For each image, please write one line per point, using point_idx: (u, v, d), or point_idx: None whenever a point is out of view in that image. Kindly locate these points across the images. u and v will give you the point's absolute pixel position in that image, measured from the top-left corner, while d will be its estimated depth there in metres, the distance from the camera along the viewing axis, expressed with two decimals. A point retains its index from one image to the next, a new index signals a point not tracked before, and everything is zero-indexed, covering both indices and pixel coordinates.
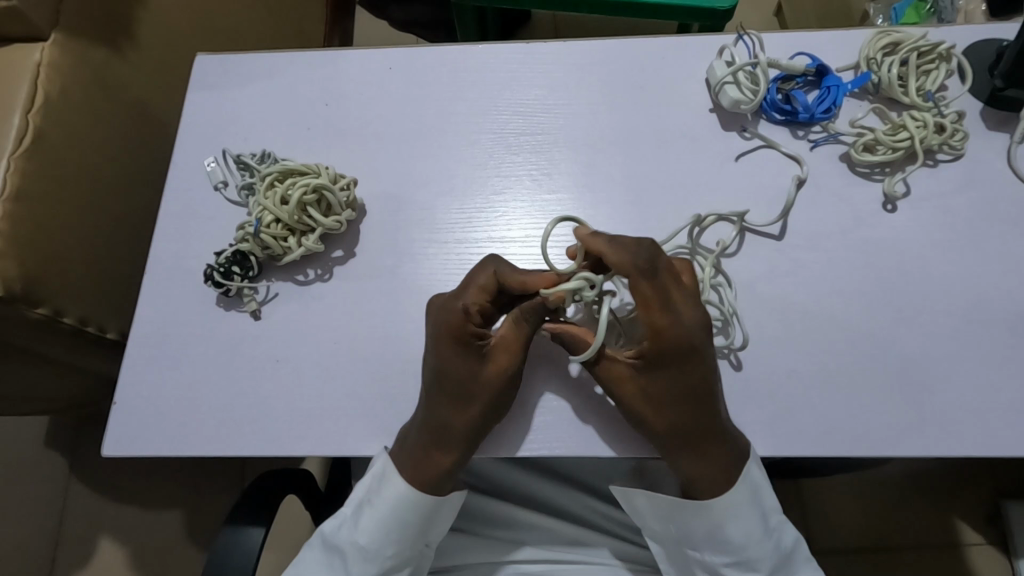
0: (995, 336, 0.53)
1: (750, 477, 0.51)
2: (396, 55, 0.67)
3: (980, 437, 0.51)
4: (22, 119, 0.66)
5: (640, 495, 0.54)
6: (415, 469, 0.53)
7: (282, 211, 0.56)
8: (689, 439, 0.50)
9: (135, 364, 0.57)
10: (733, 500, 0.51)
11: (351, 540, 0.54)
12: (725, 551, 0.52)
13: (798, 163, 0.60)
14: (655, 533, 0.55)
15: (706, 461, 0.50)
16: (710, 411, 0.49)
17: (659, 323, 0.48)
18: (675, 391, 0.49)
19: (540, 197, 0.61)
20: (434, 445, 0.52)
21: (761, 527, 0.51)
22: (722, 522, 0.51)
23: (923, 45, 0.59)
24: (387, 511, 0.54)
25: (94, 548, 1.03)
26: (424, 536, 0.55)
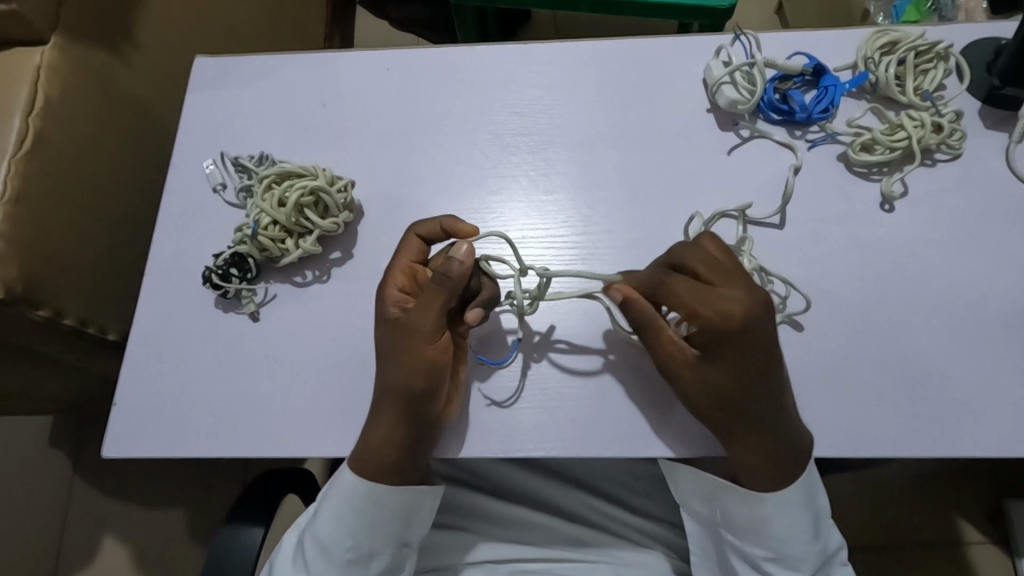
0: (995, 336, 0.53)
1: (808, 476, 0.51)
2: (394, 57, 0.67)
3: (979, 437, 0.51)
4: (21, 122, 0.66)
5: (684, 471, 0.54)
6: (363, 459, 0.52)
7: (280, 214, 0.56)
8: (736, 429, 0.49)
9: (135, 366, 0.58)
10: (787, 498, 0.50)
11: (313, 534, 0.54)
12: (765, 544, 0.52)
13: (792, 151, 0.60)
14: (696, 514, 0.56)
15: (763, 455, 0.49)
16: (767, 405, 0.48)
17: (702, 316, 0.48)
18: (732, 377, 0.48)
19: (537, 198, 0.61)
20: (389, 428, 0.51)
21: (810, 527, 0.51)
22: (769, 517, 0.51)
23: (921, 45, 0.59)
24: (346, 501, 0.53)
25: (97, 547, 1.04)
26: (398, 531, 0.54)
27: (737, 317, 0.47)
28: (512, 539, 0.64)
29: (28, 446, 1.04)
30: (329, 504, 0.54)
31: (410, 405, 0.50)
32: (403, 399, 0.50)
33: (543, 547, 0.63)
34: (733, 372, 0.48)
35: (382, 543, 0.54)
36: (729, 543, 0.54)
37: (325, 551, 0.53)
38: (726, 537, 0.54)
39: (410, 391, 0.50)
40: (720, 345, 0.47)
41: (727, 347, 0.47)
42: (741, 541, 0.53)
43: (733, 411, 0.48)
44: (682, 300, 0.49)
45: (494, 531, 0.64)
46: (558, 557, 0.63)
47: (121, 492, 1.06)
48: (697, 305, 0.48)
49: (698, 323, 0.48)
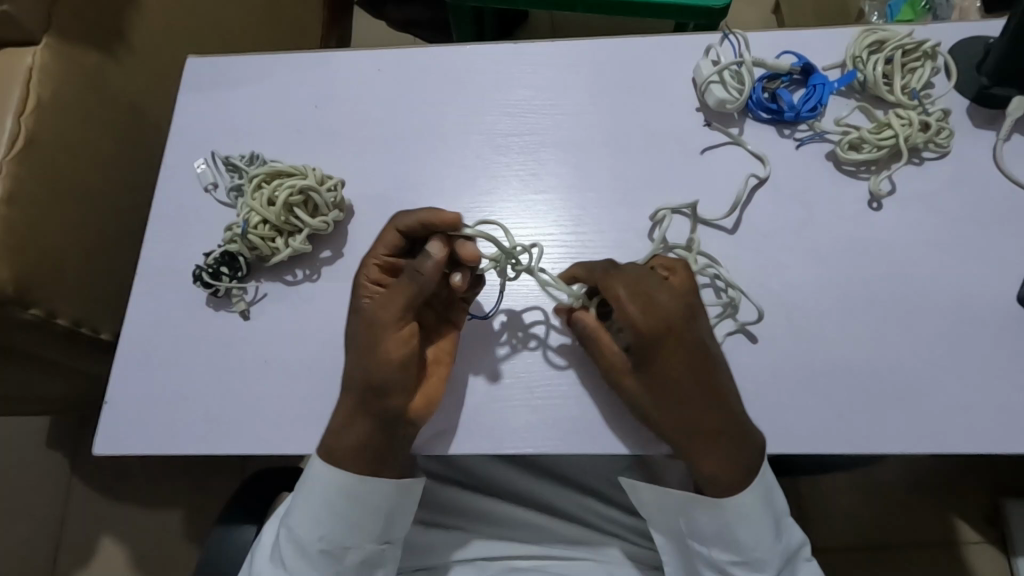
0: (982, 334, 0.53)
1: (764, 478, 0.52)
2: (386, 57, 0.67)
3: (965, 434, 0.51)
4: (14, 122, 0.67)
5: (644, 486, 0.55)
6: (345, 456, 0.53)
7: (270, 213, 0.57)
8: (707, 440, 0.50)
9: (126, 365, 0.58)
10: (748, 502, 0.51)
11: (290, 529, 0.55)
12: (733, 550, 0.52)
13: (760, 162, 0.60)
14: (657, 526, 0.56)
15: (729, 460, 0.50)
16: (716, 403, 0.50)
17: (632, 317, 0.49)
18: (685, 381, 0.50)
19: (527, 197, 0.61)
20: (358, 418, 0.51)
21: (771, 530, 0.52)
22: (733, 521, 0.51)
23: (908, 44, 0.60)
24: (320, 497, 0.54)
25: (95, 546, 1.04)
26: (377, 527, 0.55)
27: (661, 314, 0.49)
28: (504, 536, 0.64)
29: (26, 446, 1.04)
30: (303, 500, 0.55)
31: (370, 395, 0.50)
32: (363, 388, 0.50)
33: (535, 544, 0.63)
34: (685, 375, 0.50)
35: (360, 540, 0.55)
36: (698, 553, 0.54)
37: (301, 548, 0.54)
38: (696, 547, 0.54)
39: (371, 378, 0.50)
40: (644, 346, 0.50)
41: (654, 346, 0.50)
42: (712, 550, 0.53)
43: (697, 413, 0.50)
44: (615, 305, 0.50)
45: (486, 530, 0.65)
46: (549, 554, 0.63)
47: (118, 492, 1.07)
48: (620, 295, 0.49)
49: (634, 326, 0.49)
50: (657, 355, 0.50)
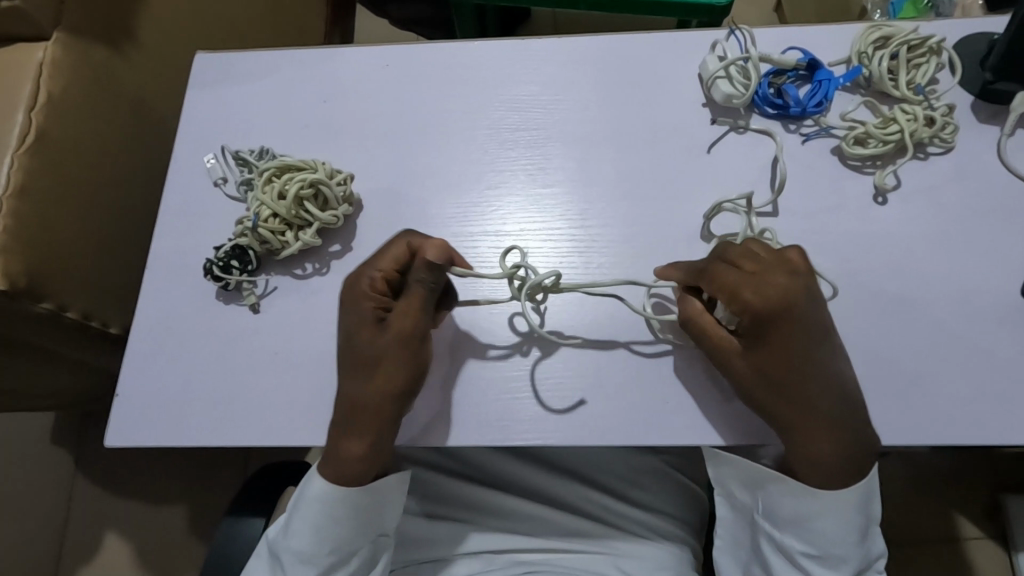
0: (986, 327, 0.54)
1: (870, 479, 0.51)
2: (393, 53, 0.68)
3: (968, 427, 0.52)
4: (25, 118, 0.67)
5: (732, 462, 0.54)
6: (332, 465, 0.53)
7: (280, 206, 0.57)
8: (807, 421, 0.49)
9: (137, 357, 0.59)
10: (848, 498, 0.51)
11: (286, 545, 0.55)
12: (806, 539, 0.52)
13: (769, 137, 0.61)
14: (734, 500, 0.56)
15: (835, 440, 0.49)
16: (829, 381, 0.49)
17: (750, 304, 0.48)
18: (786, 362, 0.48)
19: (534, 192, 0.61)
20: (342, 433, 0.52)
21: (857, 530, 0.51)
22: (820, 513, 0.51)
23: (913, 39, 0.60)
24: (314, 508, 0.54)
25: (100, 542, 1.04)
26: (375, 524, 0.56)
27: (775, 300, 0.48)
28: (510, 529, 0.65)
29: None
30: (298, 515, 0.55)
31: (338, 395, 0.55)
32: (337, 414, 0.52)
33: (541, 537, 0.64)
34: (789, 355, 0.48)
35: (359, 540, 0.56)
36: (768, 533, 0.54)
37: (303, 561, 0.55)
38: (764, 526, 0.54)
39: (349, 395, 0.52)
40: (767, 331, 0.49)
41: (782, 331, 0.48)
42: (784, 536, 0.53)
43: (801, 391, 0.49)
44: (727, 289, 0.49)
45: (492, 523, 0.65)
46: (554, 548, 0.63)
47: (124, 488, 1.07)
48: (739, 292, 0.49)
49: (750, 311, 0.48)
50: (767, 339, 0.49)
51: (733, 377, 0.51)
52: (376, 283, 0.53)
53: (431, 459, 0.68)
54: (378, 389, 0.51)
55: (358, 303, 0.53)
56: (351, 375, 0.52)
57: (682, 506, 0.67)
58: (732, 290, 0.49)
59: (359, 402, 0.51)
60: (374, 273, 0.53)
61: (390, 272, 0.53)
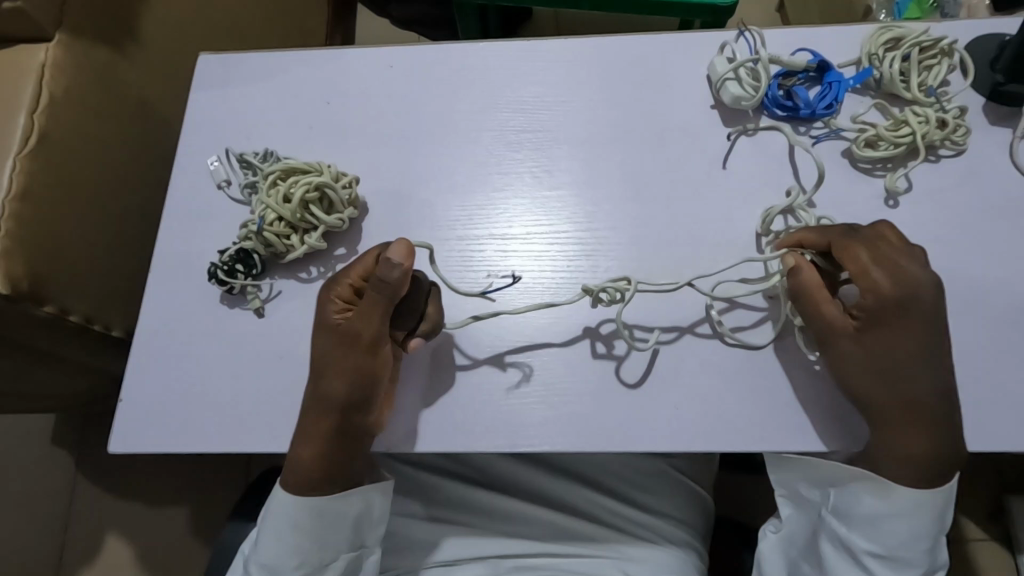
0: (997, 331, 0.53)
1: (950, 488, 0.51)
2: (398, 54, 0.67)
3: (981, 432, 0.51)
4: (26, 119, 0.66)
5: (813, 462, 0.52)
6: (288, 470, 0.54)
7: (285, 210, 0.57)
8: (912, 413, 0.48)
9: (140, 362, 0.58)
10: (934, 504, 0.50)
11: (258, 557, 0.55)
12: (876, 539, 0.52)
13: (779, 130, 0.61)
14: (799, 498, 0.55)
15: (930, 438, 0.48)
16: (937, 376, 0.48)
17: (879, 286, 0.49)
18: (903, 349, 0.48)
19: (541, 194, 0.61)
20: (296, 437, 0.52)
21: (929, 533, 0.51)
22: (898, 515, 0.51)
23: (924, 41, 0.59)
24: (280, 521, 0.54)
25: (101, 544, 1.04)
26: (344, 536, 0.56)
27: (925, 288, 0.49)
28: (515, 534, 0.64)
29: None
30: (269, 527, 0.55)
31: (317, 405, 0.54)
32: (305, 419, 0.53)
33: (546, 541, 0.63)
34: (904, 342, 0.48)
35: (330, 551, 0.56)
36: (833, 531, 0.53)
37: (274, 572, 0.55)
38: (832, 524, 0.53)
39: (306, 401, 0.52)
40: (886, 314, 0.49)
41: (907, 315, 0.48)
42: (852, 535, 0.52)
43: (911, 380, 0.48)
44: (854, 267, 0.50)
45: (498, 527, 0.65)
46: (559, 553, 0.63)
47: (125, 490, 1.06)
48: (868, 271, 0.49)
49: (877, 289, 0.49)
50: (885, 323, 0.49)
51: (838, 359, 0.50)
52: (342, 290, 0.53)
53: (435, 463, 0.68)
54: (324, 397, 0.51)
55: (325, 306, 0.53)
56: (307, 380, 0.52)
57: (687, 510, 0.66)
58: (864, 269, 0.49)
59: (312, 405, 0.51)
60: (345, 278, 0.53)
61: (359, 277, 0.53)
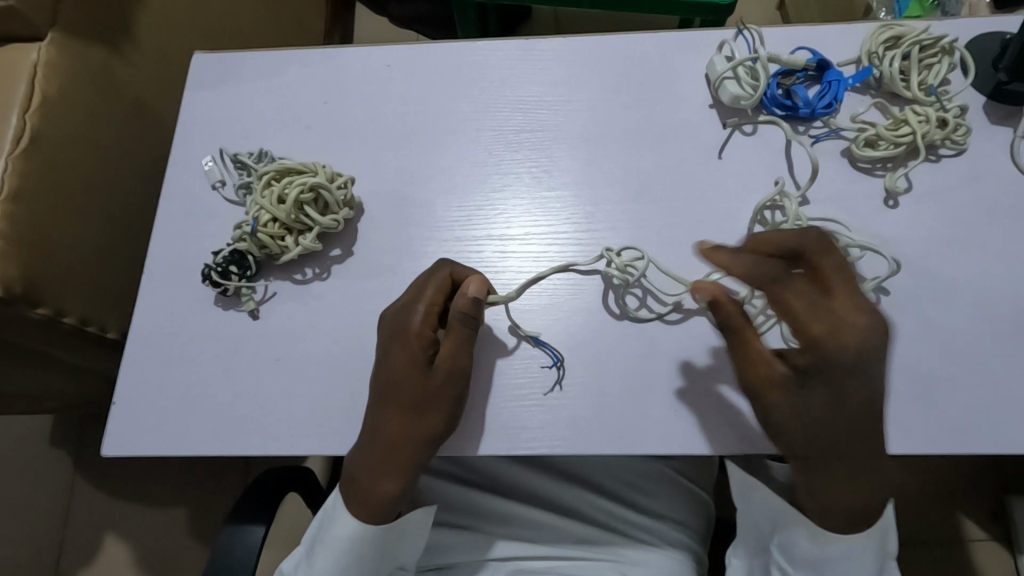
0: (997, 332, 0.53)
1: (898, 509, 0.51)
2: (395, 53, 0.66)
3: (983, 435, 0.51)
4: (20, 120, 0.66)
5: (758, 488, 0.55)
6: (363, 504, 0.53)
7: (280, 211, 0.56)
8: (846, 462, 0.49)
9: (135, 365, 0.57)
10: (899, 524, 0.50)
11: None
12: (822, 569, 0.53)
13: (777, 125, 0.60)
14: (751, 522, 0.57)
15: (857, 490, 0.49)
16: (868, 421, 0.48)
17: (820, 342, 0.46)
18: (831, 405, 0.48)
19: (540, 195, 0.60)
20: (379, 471, 0.52)
21: (869, 567, 0.52)
22: (858, 544, 0.50)
23: (925, 39, 0.59)
24: (339, 547, 0.54)
25: (99, 545, 1.04)
26: (393, 557, 0.57)
27: (852, 346, 0.46)
28: (516, 536, 0.64)
29: None
30: (323, 550, 0.55)
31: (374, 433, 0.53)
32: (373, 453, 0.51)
33: (545, 544, 0.63)
34: (846, 404, 0.47)
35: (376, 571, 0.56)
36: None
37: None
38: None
39: (387, 435, 0.51)
40: (825, 373, 0.47)
41: (851, 379, 0.47)
42: (793, 564, 0.51)
43: (831, 432, 0.48)
44: (788, 315, 0.47)
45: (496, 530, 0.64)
46: (560, 556, 0.62)
47: (122, 491, 1.06)
48: (809, 329, 0.47)
49: (815, 341, 0.47)
50: (818, 373, 0.47)
51: (765, 407, 0.49)
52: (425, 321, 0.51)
53: (435, 465, 0.67)
54: (422, 430, 0.51)
55: (407, 340, 0.51)
56: (388, 414, 0.51)
57: (688, 512, 0.66)
58: (795, 318, 0.47)
59: (403, 442, 0.51)
60: (422, 310, 0.52)
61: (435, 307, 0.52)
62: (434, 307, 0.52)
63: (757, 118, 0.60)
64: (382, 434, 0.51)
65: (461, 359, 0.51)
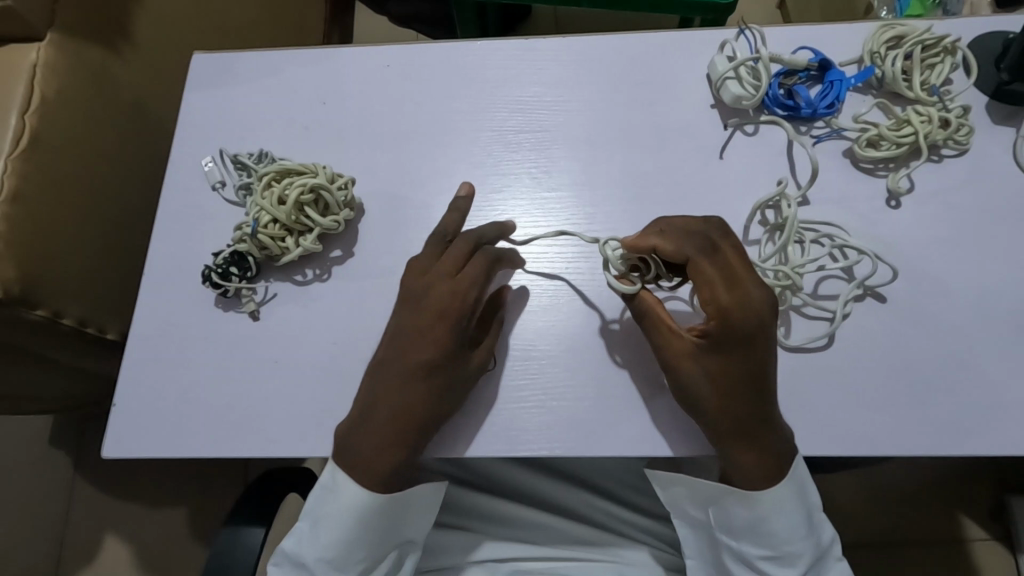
0: (999, 334, 0.53)
1: (797, 473, 0.50)
2: (395, 53, 0.66)
3: (985, 436, 0.50)
4: (18, 120, 0.65)
5: (678, 483, 0.53)
6: (366, 470, 0.51)
7: (279, 212, 0.56)
8: (732, 427, 0.48)
9: (134, 366, 0.57)
10: (782, 494, 0.49)
11: (317, 555, 0.52)
12: (760, 542, 0.51)
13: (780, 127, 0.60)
14: (688, 519, 0.55)
15: (756, 452, 0.48)
16: (766, 383, 0.48)
17: (715, 298, 0.48)
18: (734, 369, 0.48)
19: (539, 195, 0.60)
20: (391, 441, 0.50)
21: (803, 523, 0.50)
22: (765, 514, 0.50)
23: (928, 39, 0.59)
24: (348, 519, 0.51)
25: (98, 546, 1.03)
26: (399, 533, 0.54)
27: (755, 313, 0.47)
28: (516, 538, 0.63)
29: (29, 446, 1.03)
30: (329, 524, 0.52)
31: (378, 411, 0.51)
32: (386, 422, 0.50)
33: (545, 545, 0.63)
34: (740, 365, 0.48)
35: (386, 544, 0.54)
36: (725, 545, 0.52)
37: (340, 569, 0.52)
38: (723, 540, 0.52)
39: (403, 409, 0.50)
40: (731, 336, 0.47)
41: (748, 344, 0.47)
42: (740, 543, 0.52)
43: (714, 392, 0.48)
44: (707, 285, 0.48)
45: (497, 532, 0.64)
46: (559, 556, 0.62)
47: (122, 492, 1.06)
48: (713, 291, 0.48)
49: (717, 307, 0.48)
50: (720, 339, 0.48)
51: (680, 379, 0.49)
52: (449, 295, 0.51)
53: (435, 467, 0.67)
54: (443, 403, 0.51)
55: (445, 323, 0.50)
56: (413, 391, 0.50)
57: None
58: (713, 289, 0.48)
59: (418, 414, 0.50)
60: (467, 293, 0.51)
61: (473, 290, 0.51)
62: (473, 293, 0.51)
63: (759, 119, 0.60)
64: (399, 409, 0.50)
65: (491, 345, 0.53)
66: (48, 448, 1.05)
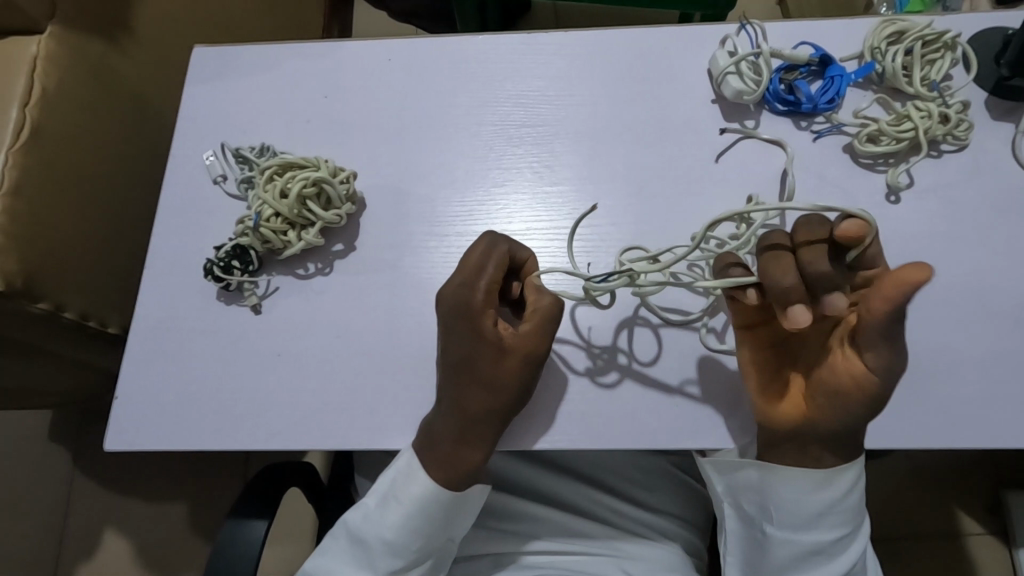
0: (998, 328, 0.53)
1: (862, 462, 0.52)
2: (396, 46, 0.66)
3: (981, 429, 0.51)
4: (19, 113, 0.66)
5: (739, 466, 0.53)
6: (442, 468, 0.52)
7: (282, 205, 0.56)
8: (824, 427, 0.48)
9: (136, 360, 0.57)
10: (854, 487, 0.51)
11: (377, 534, 0.54)
12: (826, 530, 0.52)
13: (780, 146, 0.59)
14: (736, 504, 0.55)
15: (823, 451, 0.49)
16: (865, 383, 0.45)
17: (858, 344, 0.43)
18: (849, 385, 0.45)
19: (541, 189, 0.60)
20: (461, 443, 0.51)
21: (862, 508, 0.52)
22: (837, 502, 0.51)
23: (928, 34, 0.59)
24: (411, 505, 0.53)
25: (99, 541, 1.04)
26: (449, 532, 0.55)
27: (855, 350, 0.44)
28: (516, 532, 0.64)
29: (26, 441, 1.03)
30: (394, 507, 0.53)
31: (468, 422, 0.50)
32: (452, 430, 0.51)
33: (549, 539, 0.63)
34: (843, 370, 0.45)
35: (433, 541, 0.55)
36: (787, 536, 0.53)
37: (392, 552, 0.54)
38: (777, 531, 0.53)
39: (468, 415, 0.50)
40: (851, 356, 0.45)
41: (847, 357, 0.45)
42: (795, 534, 0.52)
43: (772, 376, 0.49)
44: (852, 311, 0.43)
45: (498, 524, 0.64)
46: (560, 550, 0.62)
47: (123, 486, 1.06)
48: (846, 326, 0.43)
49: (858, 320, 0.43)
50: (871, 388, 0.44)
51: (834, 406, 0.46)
52: (463, 297, 0.50)
53: None
54: (495, 403, 0.50)
55: (479, 318, 0.50)
56: (474, 393, 0.50)
57: (688, 508, 0.67)
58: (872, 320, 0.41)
59: (482, 415, 0.50)
60: (486, 284, 0.50)
61: (496, 282, 0.51)
62: (495, 283, 0.51)
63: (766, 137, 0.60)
64: (458, 409, 0.50)
65: (537, 344, 0.50)
66: (47, 441, 1.05)
